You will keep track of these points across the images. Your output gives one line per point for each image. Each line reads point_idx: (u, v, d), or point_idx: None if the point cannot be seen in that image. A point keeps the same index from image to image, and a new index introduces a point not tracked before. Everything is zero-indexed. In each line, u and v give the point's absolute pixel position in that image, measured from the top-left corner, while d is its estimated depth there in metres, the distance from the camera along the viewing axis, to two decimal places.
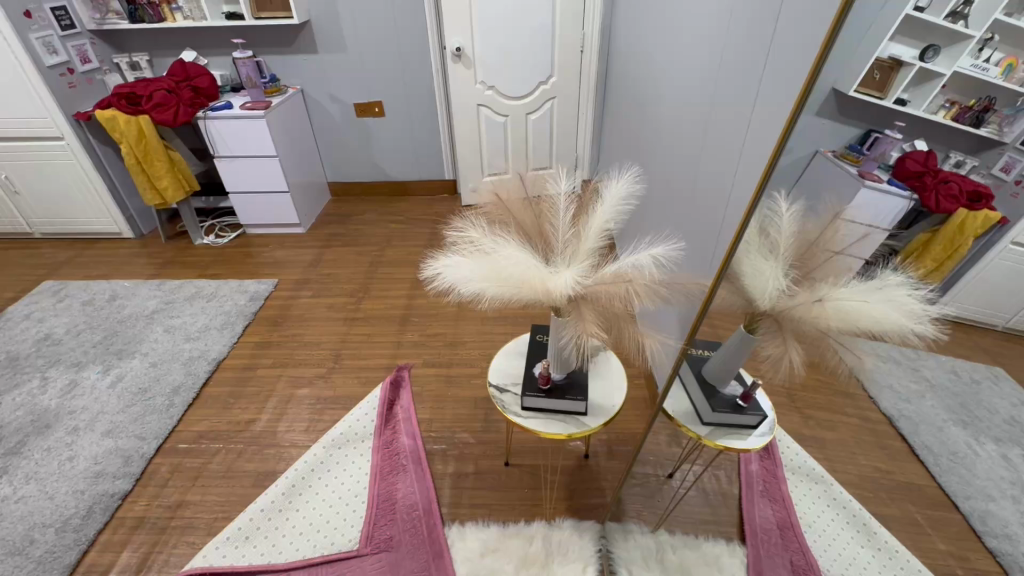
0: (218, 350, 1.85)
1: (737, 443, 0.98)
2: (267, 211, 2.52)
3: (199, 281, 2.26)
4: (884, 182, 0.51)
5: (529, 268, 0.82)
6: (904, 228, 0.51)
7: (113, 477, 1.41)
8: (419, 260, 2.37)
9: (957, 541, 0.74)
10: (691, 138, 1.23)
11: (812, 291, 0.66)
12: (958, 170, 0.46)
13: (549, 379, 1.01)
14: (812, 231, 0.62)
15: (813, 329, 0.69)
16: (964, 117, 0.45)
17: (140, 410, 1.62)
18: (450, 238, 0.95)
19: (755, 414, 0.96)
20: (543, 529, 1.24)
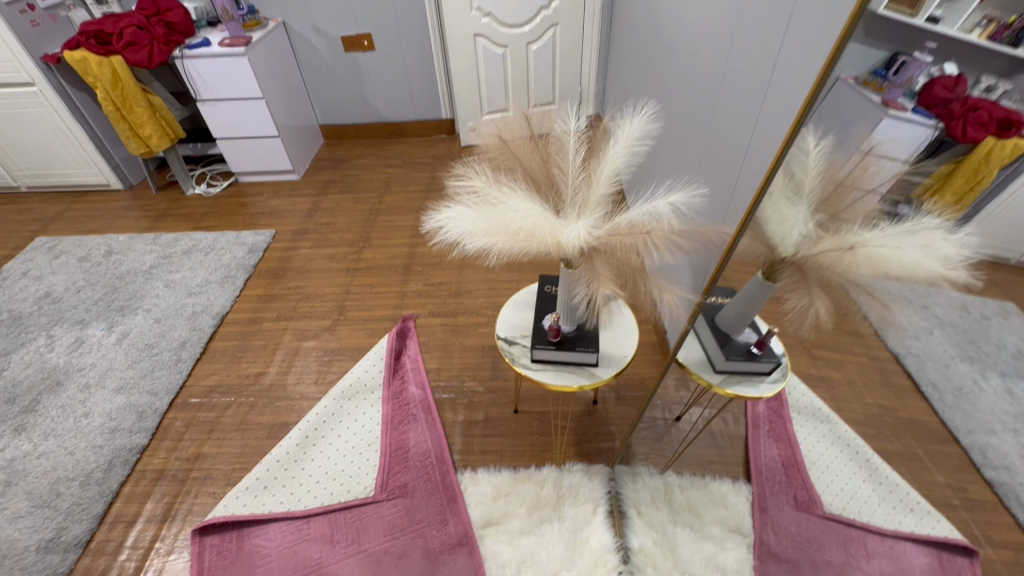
0: (221, 304, 1.83)
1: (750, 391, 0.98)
2: (258, 157, 2.42)
3: (194, 233, 2.20)
4: (908, 110, 0.49)
5: (536, 222, 0.77)
6: (928, 158, 0.51)
7: (129, 432, 1.44)
8: (419, 206, 2.30)
9: (955, 473, 0.75)
10: (713, 67, 1.12)
11: (841, 238, 0.65)
12: (989, 96, 0.44)
13: (559, 332, 0.98)
14: (840, 168, 0.60)
15: (840, 279, 0.68)
16: (1001, 36, 0.41)
17: (149, 365, 1.62)
18: (451, 188, 0.89)
19: (768, 362, 0.95)
20: (554, 473, 1.26)
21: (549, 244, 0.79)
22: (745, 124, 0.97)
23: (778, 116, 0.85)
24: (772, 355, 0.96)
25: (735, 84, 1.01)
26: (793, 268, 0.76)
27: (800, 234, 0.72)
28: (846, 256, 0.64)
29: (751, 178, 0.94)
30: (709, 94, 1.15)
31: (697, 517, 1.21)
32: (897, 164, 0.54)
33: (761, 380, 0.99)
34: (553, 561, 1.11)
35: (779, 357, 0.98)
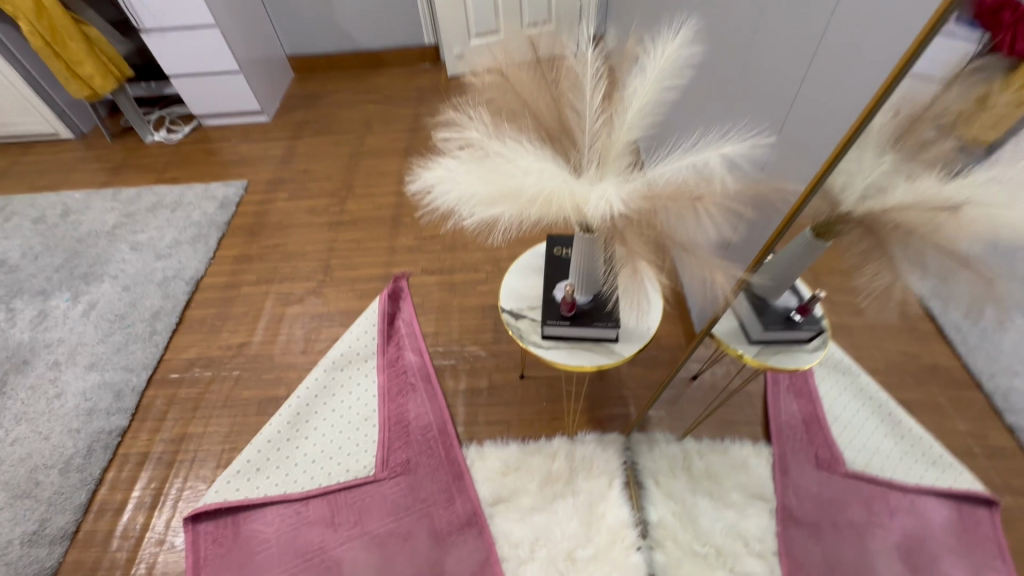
0: (195, 268, 1.67)
1: (788, 363, 0.88)
2: (220, 96, 2.15)
3: (158, 187, 2.00)
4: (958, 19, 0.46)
5: (551, 187, 0.63)
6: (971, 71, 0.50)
7: (107, 413, 1.33)
8: (406, 147, 2.08)
9: (976, 420, 0.90)
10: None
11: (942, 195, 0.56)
12: None
13: (573, 305, 0.86)
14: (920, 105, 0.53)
15: (932, 250, 0.59)
16: None
17: (122, 339, 1.50)
18: (440, 140, 0.72)
19: (809, 329, 0.86)
20: (565, 445, 1.18)
21: (566, 211, 0.65)
22: (805, 39, 0.78)
23: (851, 29, 0.67)
24: (813, 321, 0.86)
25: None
26: (860, 229, 0.64)
27: (864, 190, 0.62)
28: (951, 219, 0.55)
29: (808, 110, 0.77)
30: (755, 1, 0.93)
31: (717, 484, 1.15)
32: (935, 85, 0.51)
33: (799, 349, 0.89)
34: (568, 538, 1.05)
35: (820, 324, 0.87)
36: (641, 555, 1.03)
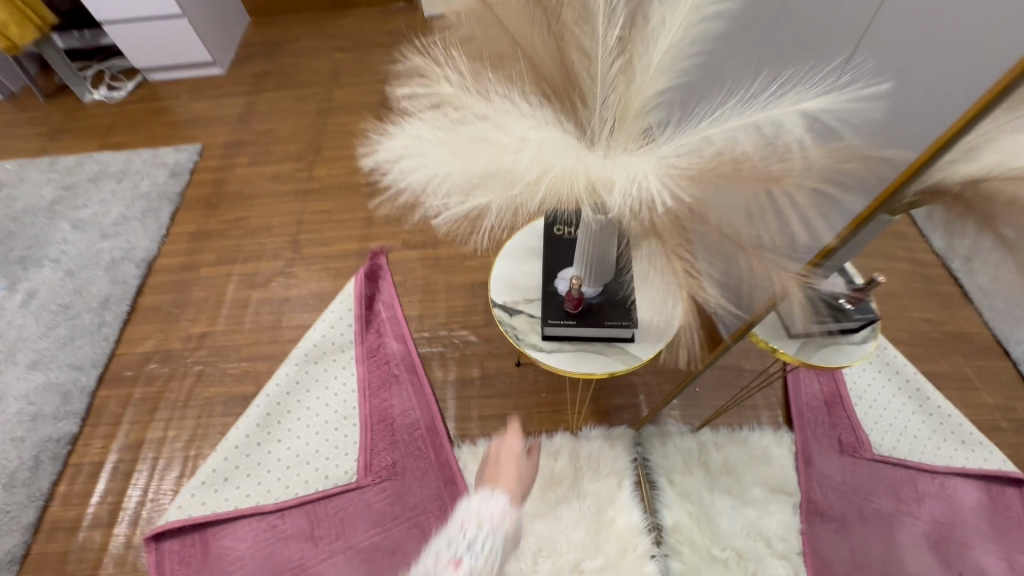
0: (146, 248, 1.49)
1: (837, 360, 0.74)
2: (163, 45, 1.88)
3: (100, 154, 1.77)
4: None
5: (556, 165, 0.46)
6: None
7: (53, 419, 1.19)
8: (380, 101, 1.85)
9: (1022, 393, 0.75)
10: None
11: None
12: None
13: (580, 301, 0.71)
14: None
15: None
16: None
17: (67, 333, 1.33)
18: (399, 97, 0.55)
19: (860, 318, 0.72)
20: (569, 442, 1.06)
21: (575, 194, 0.48)
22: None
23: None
24: (865, 310, 0.72)
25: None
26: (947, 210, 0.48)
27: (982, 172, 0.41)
28: None
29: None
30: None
31: (736, 480, 1.04)
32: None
33: (846, 343, 0.76)
34: (574, 547, 0.95)
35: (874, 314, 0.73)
36: (656, 565, 0.93)
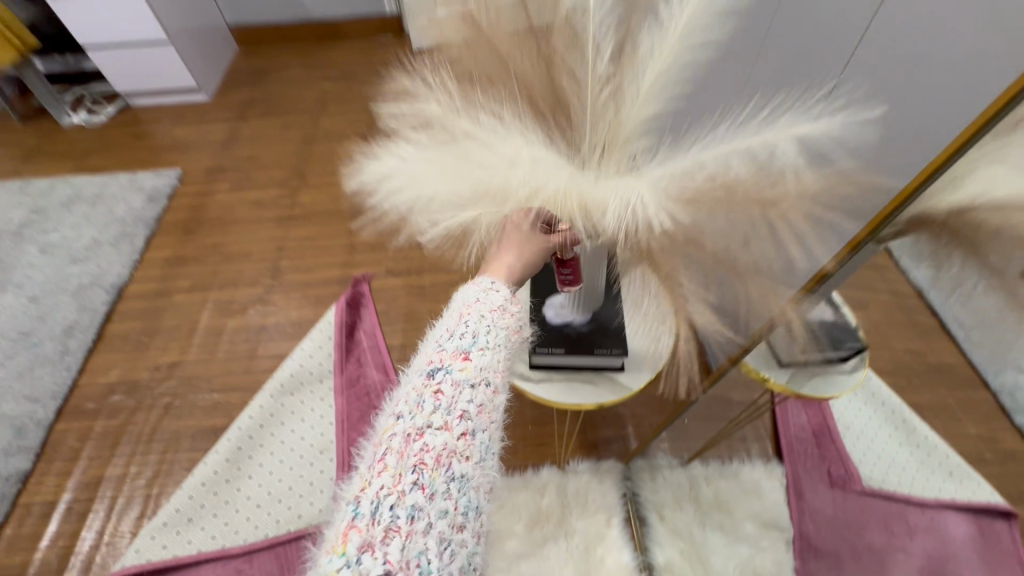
0: (118, 273, 1.43)
1: (823, 388, 0.76)
2: (149, 72, 1.88)
3: (76, 178, 1.72)
4: None
5: (548, 186, 0.48)
6: None
7: (5, 455, 1.11)
8: (365, 129, 1.84)
9: None
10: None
11: None
12: None
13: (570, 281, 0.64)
14: None
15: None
16: None
17: (26, 362, 1.26)
18: (387, 114, 0.56)
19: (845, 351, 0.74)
20: (555, 478, 1.02)
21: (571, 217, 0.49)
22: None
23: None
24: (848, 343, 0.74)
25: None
26: (942, 232, 0.43)
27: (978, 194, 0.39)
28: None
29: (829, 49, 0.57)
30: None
31: (727, 514, 1.01)
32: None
33: (834, 372, 0.76)
34: None
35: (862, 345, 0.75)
36: None
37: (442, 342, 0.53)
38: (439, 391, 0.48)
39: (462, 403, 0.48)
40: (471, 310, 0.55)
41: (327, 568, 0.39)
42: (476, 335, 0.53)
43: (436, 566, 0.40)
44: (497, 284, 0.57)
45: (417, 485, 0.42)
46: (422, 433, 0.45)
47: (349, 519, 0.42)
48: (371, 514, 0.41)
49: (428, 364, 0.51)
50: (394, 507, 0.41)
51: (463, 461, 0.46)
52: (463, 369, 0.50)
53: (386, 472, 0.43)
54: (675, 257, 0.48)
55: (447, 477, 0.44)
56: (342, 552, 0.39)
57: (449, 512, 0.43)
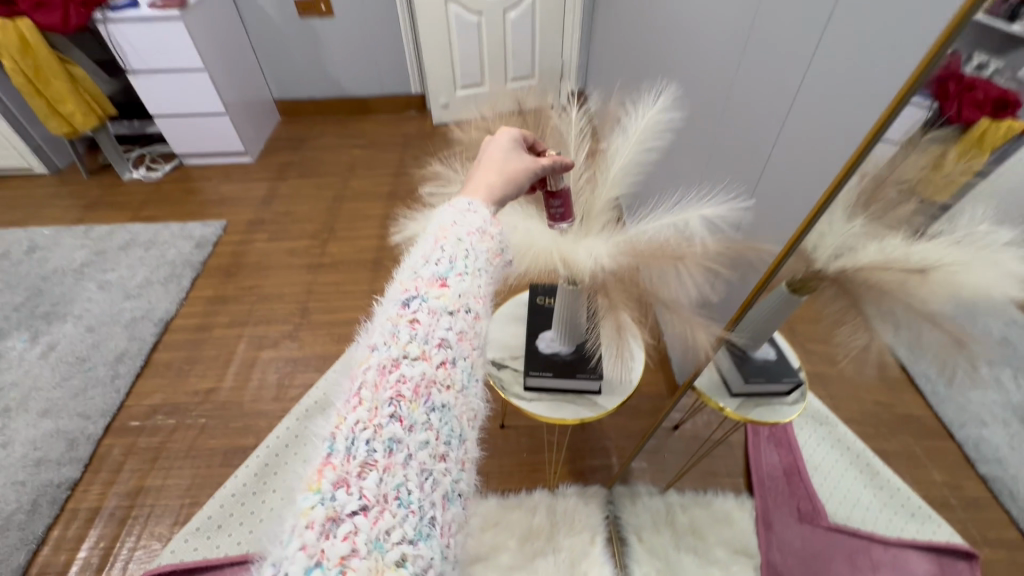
0: (166, 308, 1.62)
1: (772, 416, 0.88)
2: (204, 138, 2.17)
3: (132, 225, 1.96)
4: (912, 98, 0.42)
5: (535, 240, 0.62)
6: (930, 130, 0.44)
7: (57, 464, 1.25)
8: (388, 191, 2.09)
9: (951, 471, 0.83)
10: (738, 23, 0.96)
11: (910, 254, 0.52)
12: (980, 73, 0.39)
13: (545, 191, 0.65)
14: (903, 172, 0.48)
15: (902, 304, 0.54)
16: (998, 11, 0.35)
17: (80, 384, 1.42)
18: (425, 194, 0.76)
19: (789, 382, 0.87)
20: (546, 499, 1.15)
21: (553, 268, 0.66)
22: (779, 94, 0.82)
23: (822, 82, 0.71)
24: (791, 374, 0.86)
25: (763, 43, 0.87)
26: (834, 287, 0.60)
27: (835, 250, 0.57)
28: (913, 281, 0.52)
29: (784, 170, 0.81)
30: (734, 47, 0.97)
31: (700, 539, 1.12)
32: (889, 148, 0.46)
33: (778, 402, 0.88)
34: None
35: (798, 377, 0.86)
36: None
37: (418, 266, 0.50)
38: (416, 321, 0.45)
39: (441, 331, 0.45)
40: (447, 234, 0.52)
41: (300, 506, 0.36)
42: (455, 257, 0.50)
43: (418, 495, 0.38)
44: (475, 205, 0.55)
45: (395, 418, 0.40)
46: (397, 364, 0.42)
47: (323, 457, 0.39)
48: (346, 450, 0.38)
49: (404, 291, 0.48)
50: (370, 441, 0.38)
51: (444, 392, 0.43)
52: (440, 295, 0.47)
53: (361, 406, 0.40)
54: (625, 295, 0.62)
55: (428, 408, 0.42)
56: (315, 490, 0.36)
57: (431, 443, 0.40)
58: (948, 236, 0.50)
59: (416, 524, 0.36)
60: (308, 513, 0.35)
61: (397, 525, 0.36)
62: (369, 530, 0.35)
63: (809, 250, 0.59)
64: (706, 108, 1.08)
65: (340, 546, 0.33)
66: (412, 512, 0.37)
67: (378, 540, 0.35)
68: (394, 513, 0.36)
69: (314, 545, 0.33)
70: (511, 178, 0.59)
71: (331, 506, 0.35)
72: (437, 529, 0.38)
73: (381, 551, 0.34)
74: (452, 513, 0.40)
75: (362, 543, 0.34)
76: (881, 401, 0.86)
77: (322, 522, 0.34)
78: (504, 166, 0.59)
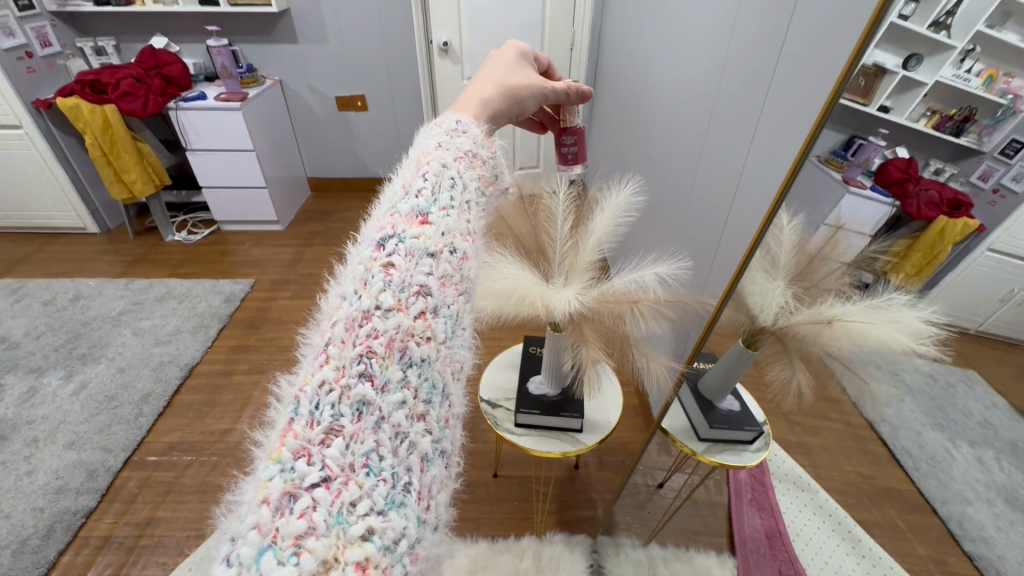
0: (192, 354, 1.77)
1: (733, 462, 0.91)
2: (244, 208, 2.43)
3: (170, 280, 2.15)
4: (867, 188, 0.47)
5: (525, 287, 0.78)
6: (886, 235, 0.48)
7: (76, 493, 1.33)
8: None
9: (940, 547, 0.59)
10: (695, 132, 1.21)
11: (818, 310, 0.61)
12: (937, 178, 0.43)
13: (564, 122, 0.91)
14: (812, 245, 0.58)
15: (818, 351, 0.63)
16: (945, 126, 0.42)
17: (106, 419, 1.53)
18: None
19: (751, 431, 0.89)
20: (533, 544, 1.22)
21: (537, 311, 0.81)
22: (726, 186, 1.05)
23: (753, 182, 0.94)
24: (754, 423, 0.89)
25: (714, 150, 1.11)
26: (772, 338, 0.71)
27: (778, 306, 0.68)
28: (825, 330, 0.60)
29: (733, 242, 1.01)
30: (694, 153, 1.22)
31: None
32: (863, 238, 0.51)
33: (743, 449, 0.92)
34: None
35: (761, 426, 0.90)
36: None
37: (396, 204, 0.46)
38: (390, 267, 0.40)
39: (419, 278, 0.40)
40: (428, 164, 0.49)
41: (259, 478, 0.30)
42: (435, 194, 0.47)
43: (390, 462, 0.33)
44: (461, 127, 0.56)
45: (365, 378, 0.34)
46: (369, 317, 0.37)
47: (286, 422, 0.33)
48: (310, 415, 0.32)
49: (379, 233, 0.43)
50: (337, 404, 0.33)
51: (423, 345, 0.39)
52: (419, 236, 0.43)
53: (328, 365, 0.35)
54: (595, 330, 0.79)
55: (402, 365, 0.37)
56: (276, 459, 0.31)
57: (407, 403, 0.36)
58: (879, 298, 0.52)
59: (387, 492, 0.32)
60: (265, 486, 0.29)
61: (364, 496, 0.31)
62: (330, 503, 0.29)
63: (750, 307, 0.72)
64: (675, 200, 1.33)
65: (298, 521, 0.28)
66: (383, 481, 0.32)
67: (341, 513, 0.30)
68: (361, 484, 0.31)
69: (269, 523, 0.28)
70: (506, 91, 0.69)
71: (291, 478, 0.29)
72: (410, 496, 0.33)
73: (343, 526, 0.29)
74: (429, 475, 0.36)
75: (323, 517, 0.29)
76: (861, 469, 0.70)
77: (278, 498, 0.29)
78: (503, 81, 0.70)
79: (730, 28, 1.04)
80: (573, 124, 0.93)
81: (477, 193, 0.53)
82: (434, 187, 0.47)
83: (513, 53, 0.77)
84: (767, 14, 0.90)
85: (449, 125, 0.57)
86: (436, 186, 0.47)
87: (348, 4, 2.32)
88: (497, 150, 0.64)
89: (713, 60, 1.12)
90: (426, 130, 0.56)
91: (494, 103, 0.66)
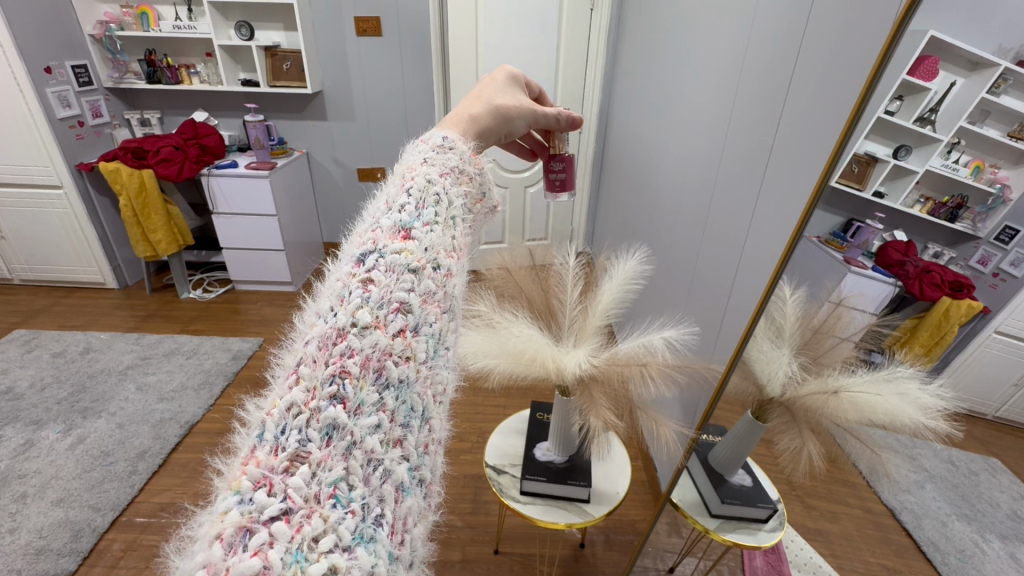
0: (193, 412, 1.76)
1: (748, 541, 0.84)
2: (260, 269, 2.51)
3: (179, 337, 2.18)
4: (868, 267, 0.49)
5: (535, 345, 0.79)
6: (890, 314, 0.49)
7: (57, 555, 1.27)
8: None
9: None
10: (697, 208, 1.29)
11: (823, 380, 0.61)
12: (936, 261, 0.43)
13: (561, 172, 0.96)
14: (815, 317, 0.60)
15: (828, 423, 0.62)
16: (938, 212, 0.43)
17: (98, 476, 1.49)
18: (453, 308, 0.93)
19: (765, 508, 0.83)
20: None
21: (548, 371, 0.82)
22: (729, 256, 1.10)
23: (754, 249, 0.99)
24: (767, 500, 0.83)
25: (716, 225, 1.17)
26: (781, 407, 0.71)
27: (787, 376, 0.68)
28: (832, 400, 0.59)
29: (737, 311, 1.03)
30: (699, 225, 1.28)
31: None
32: (867, 315, 0.51)
33: (757, 527, 0.85)
34: None
35: (774, 502, 0.83)
36: None
37: (378, 219, 0.44)
38: (370, 283, 0.38)
39: (399, 294, 0.38)
40: (413, 181, 0.49)
41: (214, 511, 0.27)
42: (419, 209, 0.46)
43: (361, 492, 0.30)
44: (448, 140, 0.58)
45: (337, 401, 0.31)
46: (343, 336, 0.34)
47: (249, 449, 0.30)
48: (274, 440, 0.29)
49: (360, 248, 0.42)
50: (305, 429, 0.30)
51: (402, 364, 0.36)
52: (400, 251, 0.41)
53: (297, 387, 0.32)
54: (603, 391, 0.80)
55: (378, 387, 0.34)
56: (234, 489, 0.27)
57: (382, 427, 0.33)
58: (884, 371, 0.50)
59: (355, 527, 0.29)
60: (220, 519, 0.26)
61: (329, 530, 0.28)
62: (289, 540, 0.26)
63: (756, 374, 0.72)
64: (682, 270, 1.37)
65: (251, 560, 0.24)
66: (351, 514, 0.29)
67: (301, 550, 0.26)
68: (327, 517, 0.28)
69: (220, 562, 0.24)
70: (495, 109, 0.70)
71: (248, 511, 0.26)
72: (382, 530, 0.30)
73: (302, 565, 0.26)
74: (405, 506, 0.33)
75: (280, 556, 0.25)
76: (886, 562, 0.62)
77: (231, 534, 0.25)
78: (491, 100, 0.71)
79: (730, 112, 1.13)
80: (562, 152, 0.96)
81: (462, 208, 0.54)
82: (418, 203, 0.46)
83: (504, 75, 0.78)
84: (761, 103, 1.00)
85: (435, 141, 0.57)
86: (420, 202, 0.47)
87: (377, 88, 2.55)
88: (484, 166, 0.66)
89: (713, 140, 1.21)
90: (415, 146, 0.57)
91: (482, 120, 0.68)
